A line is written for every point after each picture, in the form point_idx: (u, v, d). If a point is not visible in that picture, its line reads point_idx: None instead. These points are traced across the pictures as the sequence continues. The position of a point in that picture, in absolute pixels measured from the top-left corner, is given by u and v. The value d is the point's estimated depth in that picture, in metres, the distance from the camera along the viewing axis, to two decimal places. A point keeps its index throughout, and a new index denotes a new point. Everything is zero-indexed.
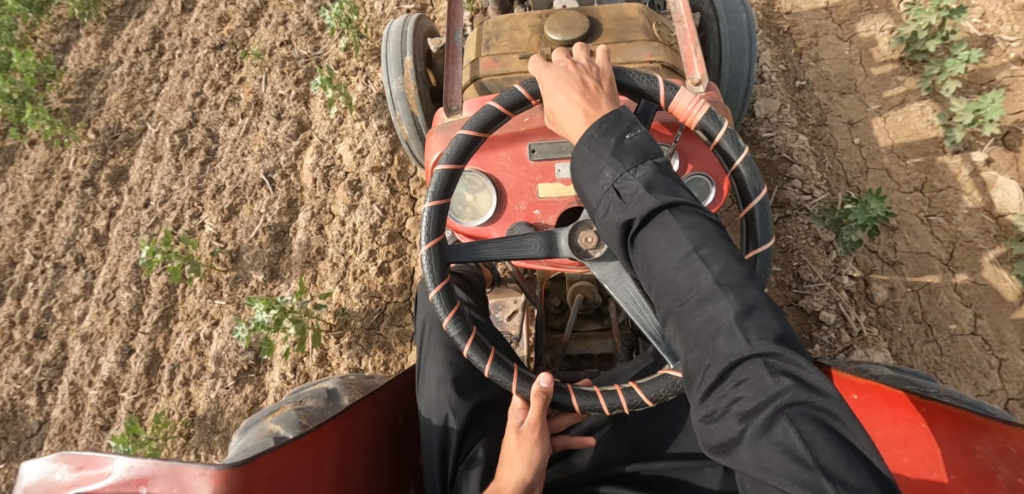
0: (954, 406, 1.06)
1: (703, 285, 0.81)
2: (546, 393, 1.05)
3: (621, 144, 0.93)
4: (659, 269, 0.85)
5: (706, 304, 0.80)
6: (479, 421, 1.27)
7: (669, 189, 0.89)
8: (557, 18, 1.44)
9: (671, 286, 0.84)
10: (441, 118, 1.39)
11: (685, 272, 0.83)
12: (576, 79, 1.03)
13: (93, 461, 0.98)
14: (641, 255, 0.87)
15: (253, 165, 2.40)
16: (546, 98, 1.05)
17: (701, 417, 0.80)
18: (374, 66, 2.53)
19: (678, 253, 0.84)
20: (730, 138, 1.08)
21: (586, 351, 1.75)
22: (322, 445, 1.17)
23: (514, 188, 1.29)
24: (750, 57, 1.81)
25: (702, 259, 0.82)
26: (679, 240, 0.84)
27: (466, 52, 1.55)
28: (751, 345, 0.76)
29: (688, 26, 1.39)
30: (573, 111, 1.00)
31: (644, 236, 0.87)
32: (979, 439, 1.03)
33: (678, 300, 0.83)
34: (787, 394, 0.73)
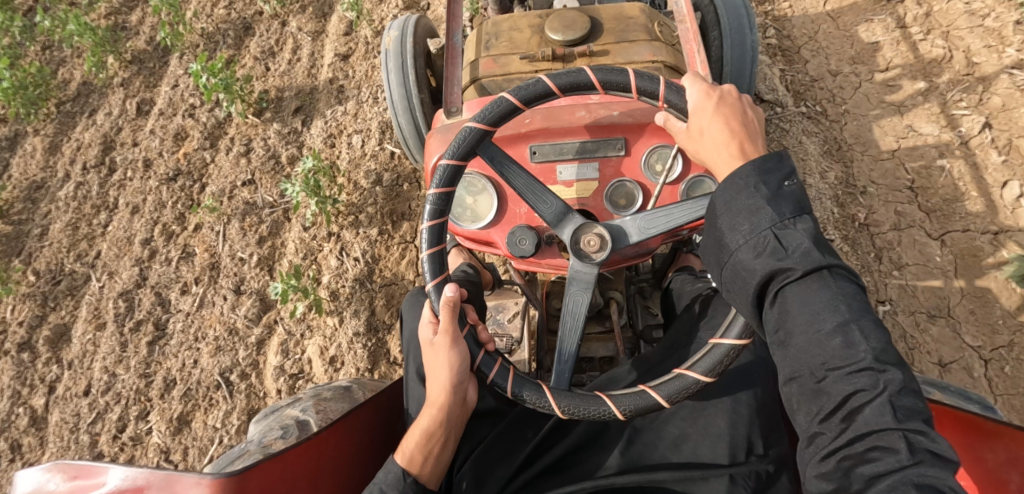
0: (960, 411, 1.04)
1: (858, 353, 0.79)
2: (450, 303, 1.09)
3: (780, 190, 0.88)
4: (804, 326, 0.82)
5: (854, 370, 0.78)
6: (474, 431, 1.28)
7: (831, 250, 0.86)
8: (557, 18, 1.42)
9: (816, 346, 0.81)
10: (441, 119, 1.37)
11: (836, 336, 0.80)
12: (735, 112, 1.02)
13: (87, 471, 0.99)
14: (781, 307, 0.85)
15: (207, 359, 2.11)
16: (692, 118, 1.04)
17: (820, 471, 0.79)
18: (349, 233, 2.22)
19: (830, 315, 0.81)
20: None
21: (587, 355, 1.72)
22: (319, 453, 1.15)
23: (514, 190, 1.27)
24: (752, 47, 1.79)
25: (854, 328, 0.80)
26: (836, 304, 0.82)
27: (466, 52, 1.53)
28: (898, 420, 0.74)
29: (691, 25, 1.36)
30: (719, 145, 0.99)
31: (793, 289, 0.84)
32: (989, 447, 1.01)
33: (822, 361, 0.81)
34: (921, 470, 0.71)
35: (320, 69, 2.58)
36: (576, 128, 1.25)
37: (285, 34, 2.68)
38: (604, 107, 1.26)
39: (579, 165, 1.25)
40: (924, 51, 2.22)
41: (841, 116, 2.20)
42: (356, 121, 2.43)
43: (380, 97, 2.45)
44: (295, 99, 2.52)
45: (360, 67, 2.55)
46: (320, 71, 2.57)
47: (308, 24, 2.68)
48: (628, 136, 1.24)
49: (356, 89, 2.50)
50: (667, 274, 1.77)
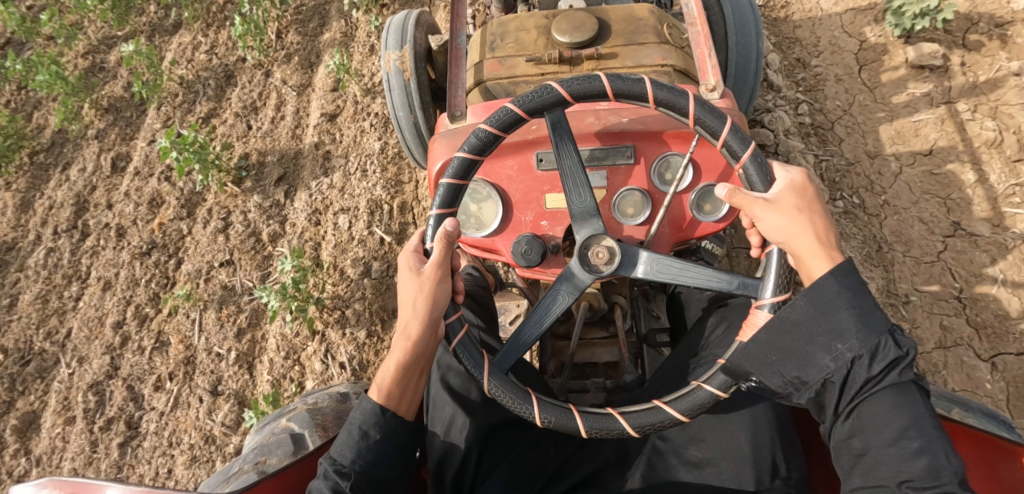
0: (977, 429, 1.03)
1: (941, 473, 0.83)
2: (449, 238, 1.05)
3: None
4: (885, 440, 0.86)
5: (934, 490, 0.82)
6: (495, 441, 1.20)
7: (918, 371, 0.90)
8: (564, 19, 1.39)
9: (893, 460, 0.85)
10: (445, 123, 1.33)
11: (917, 455, 0.84)
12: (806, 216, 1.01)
13: (85, 488, 0.97)
14: (862, 414, 0.88)
15: (183, 469, 1.92)
16: (781, 205, 0.98)
17: None
18: (336, 333, 2.03)
19: (909, 434, 0.85)
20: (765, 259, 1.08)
21: (591, 359, 1.70)
22: None
23: (521, 198, 1.24)
24: (756, 40, 1.76)
25: (932, 449, 0.85)
26: (921, 422, 0.86)
27: (470, 54, 1.49)
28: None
29: (702, 29, 1.34)
30: (813, 241, 0.95)
31: (878, 403, 0.87)
32: (1005, 466, 1.00)
33: (901, 474, 0.84)
34: None
35: (305, 130, 2.46)
36: (585, 134, 1.21)
37: (268, 86, 2.59)
38: (613, 114, 1.22)
39: (587, 173, 1.22)
40: (972, 133, 2.06)
41: (880, 210, 2.04)
42: (343, 196, 2.29)
43: (370, 170, 2.32)
44: (277, 166, 2.39)
45: (348, 131, 2.42)
46: (306, 131, 2.45)
47: (293, 76, 2.60)
48: (638, 143, 1.21)
49: (344, 156, 2.38)
50: (673, 279, 1.75)
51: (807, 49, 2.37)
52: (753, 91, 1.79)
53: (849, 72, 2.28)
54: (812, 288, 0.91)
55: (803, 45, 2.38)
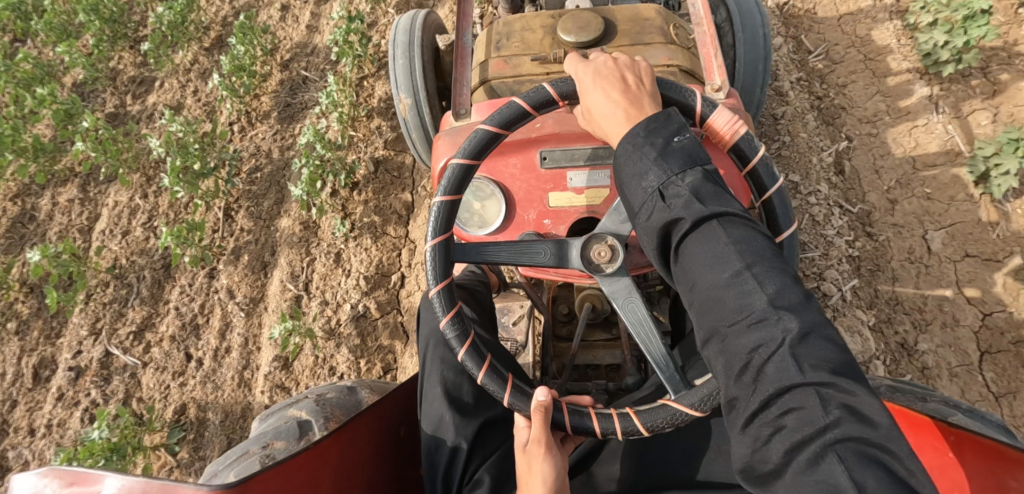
0: (984, 437, 1.02)
1: (753, 304, 0.77)
2: (545, 407, 0.99)
3: (668, 146, 0.89)
4: (704, 283, 0.81)
5: (756, 325, 0.76)
6: (486, 439, 1.21)
7: (718, 199, 0.85)
8: (570, 19, 1.38)
9: (715, 304, 0.80)
10: (449, 122, 1.33)
11: (735, 291, 0.79)
12: (616, 76, 1.00)
13: (84, 478, 0.98)
14: (683, 266, 0.84)
15: None
16: (582, 95, 1.02)
17: (741, 442, 0.76)
18: None
19: (726, 270, 0.80)
20: (746, 140, 1.04)
21: (592, 361, 1.70)
22: (321, 460, 1.14)
23: (523, 197, 1.24)
24: (763, 26, 1.76)
25: (753, 279, 0.79)
26: (729, 255, 0.80)
27: (476, 53, 1.50)
28: (803, 374, 0.72)
29: (708, 29, 1.33)
30: (612, 112, 0.97)
31: (687, 246, 0.84)
32: (1013, 475, 0.98)
33: (724, 319, 0.79)
34: (838, 427, 0.69)
35: (255, 376, 2.14)
36: (587, 134, 1.22)
37: (212, 298, 2.28)
38: None
39: (590, 172, 1.22)
40: None
41: None
42: None
43: None
44: (221, 432, 2.07)
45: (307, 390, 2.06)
46: (255, 384, 2.12)
47: (241, 288, 2.28)
48: None
49: None
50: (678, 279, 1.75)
51: (909, 321, 1.91)
52: (764, 83, 1.77)
53: (965, 364, 1.83)
54: (615, 151, 0.93)
55: (911, 317, 1.91)
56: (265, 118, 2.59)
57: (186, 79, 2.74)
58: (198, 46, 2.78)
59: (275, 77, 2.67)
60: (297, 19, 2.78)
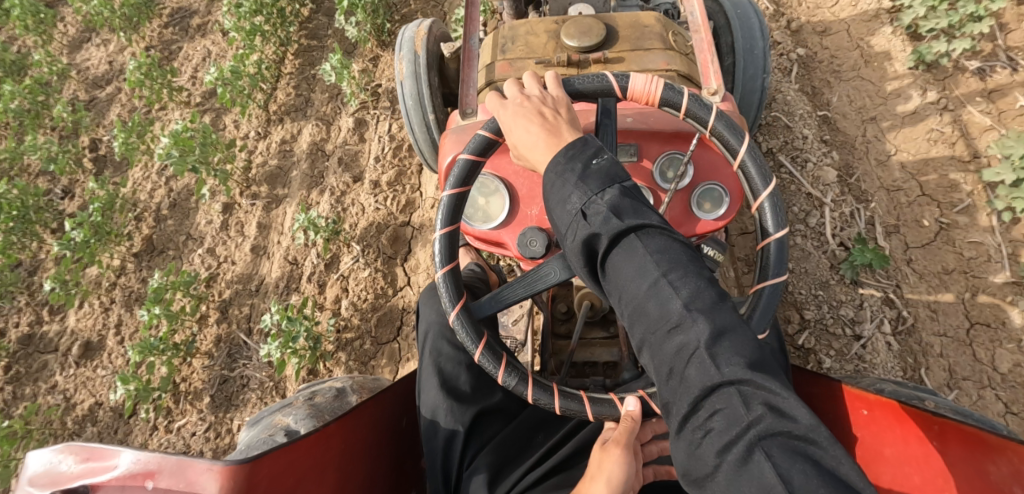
0: (965, 425, 1.06)
1: (671, 312, 0.82)
2: (636, 418, 1.05)
3: (587, 169, 0.93)
4: (629, 295, 0.86)
5: (676, 331, 0.82)
6: (483, 427, 1.25)
7: (636, 213, 0.90)
8: (573, 24, 1.44)
9: (641, 314, 0.85)
10: (456, 121, 1.38)
11: (654, 300, 0.84)
12: (533, 112, 1.04)
13: (100, 454, 1.00)
14: (611, 281, 0.89)
15: None
16: (507, 135, 1.07)
17: (677, 446, 0.80)
18: None
19: (646, 280, 0.85)
20: (696, 100, 1.10)
21: (591, 358, 1.73)
22: (325, 446, 1.17)
23: (527, 193, 1.29)
24: (751, 8, 1.87)
25: (670, 286, 0.84)
26: (647, 266, 0.85)
27: (482, 56, 1.55)
28: (721, 374, 0.77)
29: (706, 35, 1.39)
30: (534, 143, 1.01)
31: (612, 261, 0.88)
32: (994, 462, 1.02)
33: (650, 329, 0.84)
34: (759, 423, 0.74)
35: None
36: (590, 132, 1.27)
37: None
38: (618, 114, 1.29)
39: None
40: None
41: None
42: None
43: None
44: None
45: None
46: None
47: None
48: (641, 142, 1.27)
49: None
50: None
51: None
52: (764, 84, 1.82)
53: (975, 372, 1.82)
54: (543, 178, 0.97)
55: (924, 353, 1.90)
56: (198, 399, 2.21)
57: (109, 300, 2.47)
58: (127, 243, 2.55)
59: (210, 333, 2.32)
60: (242, 229, 2.51)
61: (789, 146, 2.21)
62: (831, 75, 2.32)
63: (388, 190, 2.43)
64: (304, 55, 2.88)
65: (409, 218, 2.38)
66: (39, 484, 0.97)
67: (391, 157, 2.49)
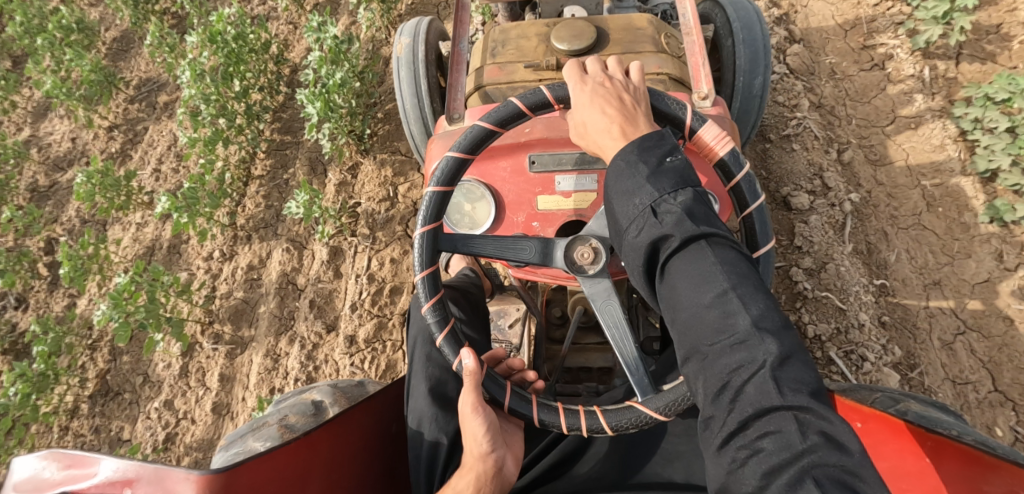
0: (962, 442, 1.03)
1: (737, 326, 0.80)
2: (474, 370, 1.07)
3: (661, 165, 0.91)
4: (689, 302, 0.84)
5: (738, 346, 0.79)
6: None
7: (707, 221, 0.88)
8: (564, 28, 1.42)
9: (701, 323, 0.83)
10: (443, 126, 1.37)
11: (719, 312, 0.82)
12: (612, 95, 1.03)
13: (81, 461, 1.01)
14: (670, 284, 0.86)
15: None
16: (576, 111, 1.06)
17: (720, 460, 0.78)
18: None
19: (712, 290, 0.83)
20: (748, 182, 1.07)
21: (584, 364, 1.72)
22: (310, 453, 1.17)
23: (513, 199, 1.27)
24: (763, 37, 1.79)
25: (738, 301, 0.82)
26: (716, 276, 0.83)
27: (472, 60, 1.53)
28: (783, 396, 0.75)
29: (697, 38, 1.36)
30: (607, 126, 1.00)
31: (675, 265, 0.86)
32: (989, 480, 0.99)
33: (709, 339, 0.82)
34: (814, 452, 0.73)
35: None
36: None
37: None
38: None
39: (577, 177, 1.25)
40: None
41: None
42: None
43: None
44: None
45: None
46: None
47: None
48: None
49: None
50: None
51: None
52: (766, 77, 1.78)
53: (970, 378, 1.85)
54: (611, 168, 0.95)
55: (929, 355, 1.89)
56: None
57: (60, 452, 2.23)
58: (78, 380, 2.29)
59: None
60: (203, 377, 2.23)
61: (842, 335, 1.93)
62: (889, 224, 2.08)
63: (366, 349, 2.15)
64: (275, 154, 2.62)
65: (395, 330, 2.21)
66: (22, 491, 0.99)
67: (370, 304, 2.22)
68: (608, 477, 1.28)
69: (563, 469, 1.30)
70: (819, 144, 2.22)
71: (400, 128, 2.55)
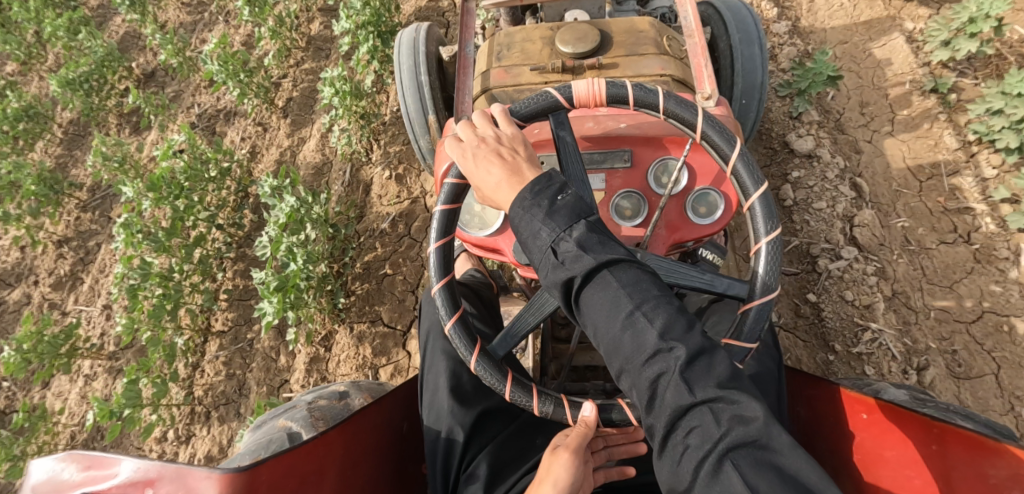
0: (964, 428, 1.06)
1: (646, 342, 0.83)
2: (591, 423, 1.07)
3: (553, 205, 0.91)
4: (604, 329, 0.87)
5: (650, 360, 0.83)
6: (485, 428, 1.26)
7: (604, 247, 0.89)
8: (568, 31, 1.45)
9: (616, 344, 0.86)
10: (451, 128, 1.40)
11: (629, 332, 0.85)
12: (493, 152, 0.99)
13: (100, 462, 1.02)
14: (583, 313, 0.89)
15: None
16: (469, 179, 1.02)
17: (657, 463, 0.83)
18: None
19: (620, 313, 0.86)
20: (721, 133, 1.09)
21: (591, 362, 1.74)
22: (326, 450, 1.18)
23: None
24: (760, 42, 1.83)
25: (643, 317, 0.85)
26: (619, 298, 0.86)
27: (478, 63, 1.56)
28: (694, 396, 0.80)
29: (700, 40, 1.40)
30: (497, 184, 0.97)
31: (584, 295, 0.88)
32: (992, 463, 1.02)
33: (627, 359, 0.85)
34: (730, 438, 0.78)
35: None
36: (585, 139, 1.29)
37: None
38: (612, 119, 1.30)
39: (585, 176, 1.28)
40: None
41: None
42: None
43: None
44: None
45: None
46: None
47: None
48: (634, 147, 1.27)
49: None
50: None
51: None
52: (764, 80, 1.81)
53: None
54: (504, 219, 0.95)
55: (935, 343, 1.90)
56: None
57: None
58: None
59: None
60: None
61: None
62: None
63: None
64: (237, 304, 2.37)
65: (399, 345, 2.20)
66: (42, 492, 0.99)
67: None
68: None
69: None
70: (897, 365, 1.80)
71: (382, 287, 2.27)
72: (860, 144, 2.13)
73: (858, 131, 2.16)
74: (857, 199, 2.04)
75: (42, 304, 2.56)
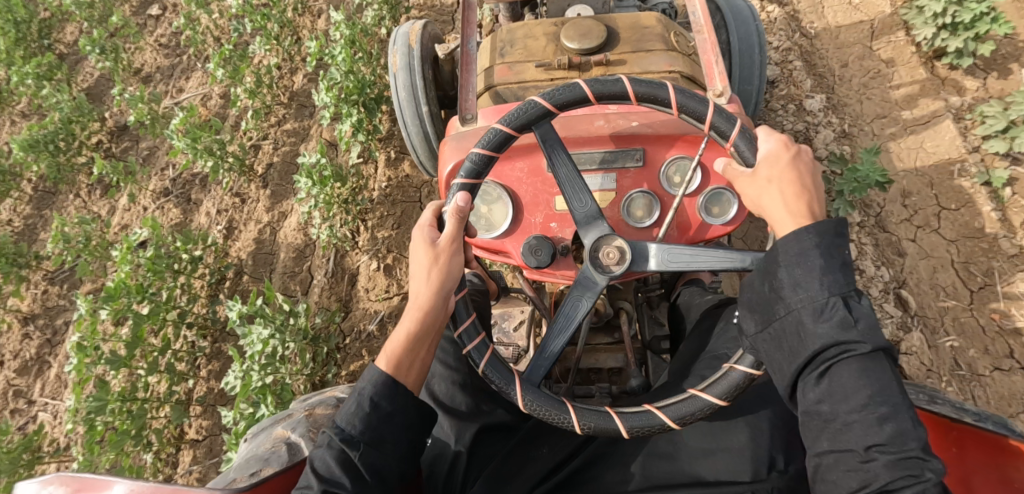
0: (985, 430, 1.03)
1: (907, 442, 0.83)
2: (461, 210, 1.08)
3: (843, 262, 0.89)
4: (850, 407, 0.86)
5: (900, 457, 0.83)
6: (484, 446, 1.23)
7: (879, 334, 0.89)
8: (573, 27, 1.41)
9: (862, 428, 0.85)
10: (455, 127, 1.35)
11: (889, 424, 0.84)
12: (793, 176, 0.99)
13: (92, 484, 0.96)
14: (828, 383, 0.88)
15: None
16: (754, 176, 1.02)
17: None
18: None
19: (881, 404, 0.85)
20: (774, 173, 1.05)
21: (596, 365, 1.71)
22: None
23: (530, 200, 1.25)
24: (759, 39, 1.81)
25: (906, 417, 0.85)
26: (884, 391, 0.86)
27: (479, 60, 1.51)
28: None
29: (709, 36, 1.36)
30: (782, 207, 0.97)
31: (842, 367, 0.87)
32: (1016, 468, 0.99)
33: (875, 445, 0.84)
34: None
35: None
36: (596, 137, 1.23)
37: None
38: (623, 118, 1.25)
39: (597, 177, 1.23)
40: None
41: None
42: None
43: None
44: None
45: None
46: None
47: None
48: (647, 146, 1.23)
49: None
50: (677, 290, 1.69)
51: None
52: (761, 79, 1.81)
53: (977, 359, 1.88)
54: (783, 242, 0.92)
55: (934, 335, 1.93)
56: None
57: None
58: None
59: None
60: None
61: None
62: None
63: None
64: (212, 411, 2.20)
65: None
66: None
67: None
68: (633, 478, 1.15)
69: (585, 476, 1.17)
70: None
71: None
72: (903, 246, 2.05)
73: (902, 229, 2.08)
74: (904, 319, 1.95)
75: (7, 390, 2.39)
